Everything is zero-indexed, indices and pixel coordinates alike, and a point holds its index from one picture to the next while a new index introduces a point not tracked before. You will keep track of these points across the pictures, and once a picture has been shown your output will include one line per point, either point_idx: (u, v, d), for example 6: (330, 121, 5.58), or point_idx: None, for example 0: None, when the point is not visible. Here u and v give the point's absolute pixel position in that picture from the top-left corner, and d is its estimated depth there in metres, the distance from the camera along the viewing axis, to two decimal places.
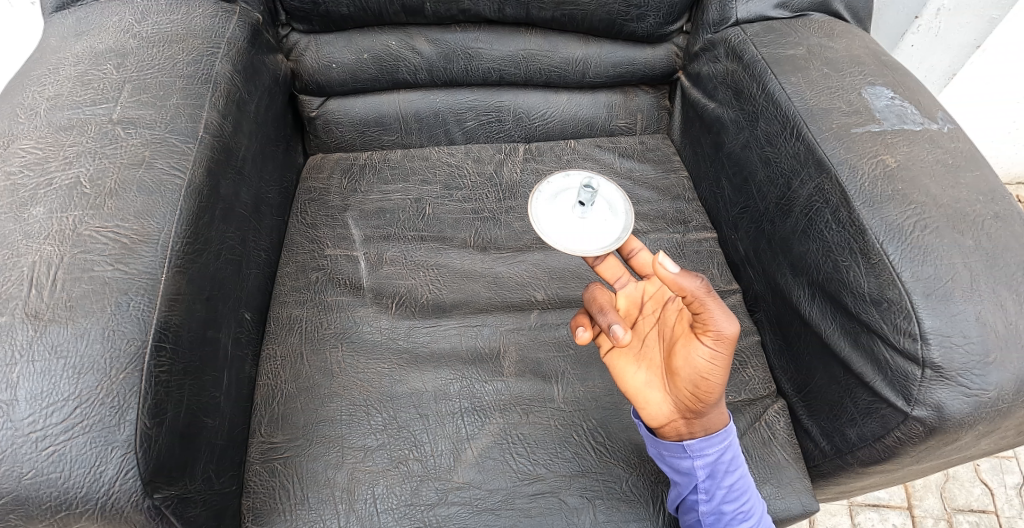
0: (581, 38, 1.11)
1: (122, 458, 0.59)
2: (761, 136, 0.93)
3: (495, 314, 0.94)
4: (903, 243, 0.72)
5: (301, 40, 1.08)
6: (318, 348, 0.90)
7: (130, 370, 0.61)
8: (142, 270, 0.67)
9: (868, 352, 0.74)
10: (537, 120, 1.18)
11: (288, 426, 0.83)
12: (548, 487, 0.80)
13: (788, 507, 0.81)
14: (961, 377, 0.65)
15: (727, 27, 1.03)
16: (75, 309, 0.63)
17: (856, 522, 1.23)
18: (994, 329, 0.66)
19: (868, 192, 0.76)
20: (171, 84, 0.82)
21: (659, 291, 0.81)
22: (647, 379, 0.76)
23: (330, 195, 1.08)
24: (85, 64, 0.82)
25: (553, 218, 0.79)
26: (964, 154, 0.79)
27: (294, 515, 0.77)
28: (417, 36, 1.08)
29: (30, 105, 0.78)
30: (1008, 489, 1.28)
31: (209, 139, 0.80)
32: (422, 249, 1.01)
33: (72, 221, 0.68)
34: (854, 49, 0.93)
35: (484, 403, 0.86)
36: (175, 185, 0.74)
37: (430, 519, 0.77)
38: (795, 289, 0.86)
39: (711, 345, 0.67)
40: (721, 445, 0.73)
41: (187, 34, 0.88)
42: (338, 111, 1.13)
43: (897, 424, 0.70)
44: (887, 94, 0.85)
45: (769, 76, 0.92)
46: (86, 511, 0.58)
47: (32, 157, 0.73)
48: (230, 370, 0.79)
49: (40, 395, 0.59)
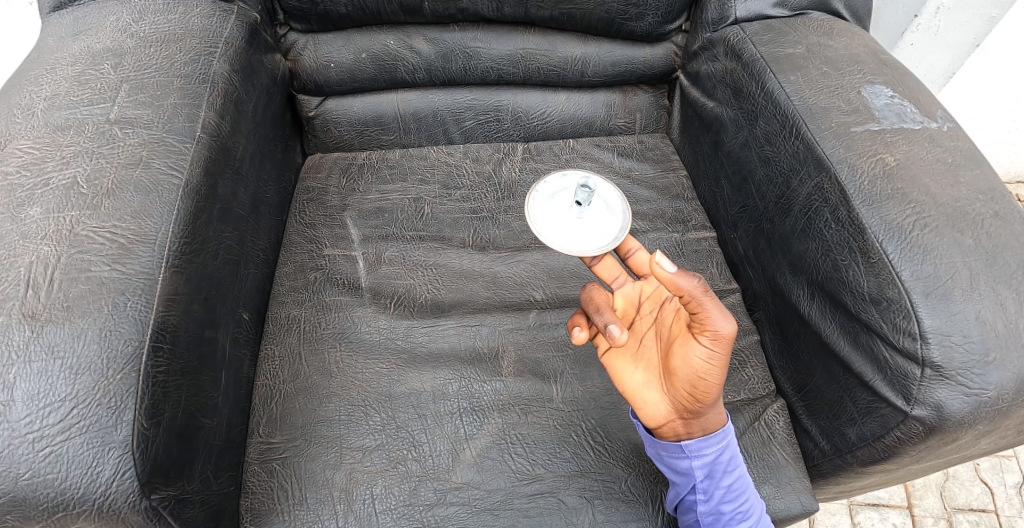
0: (580, 37, 1.11)
1: (119, 458, 0.59)
2: (760, 135, 0.92)
3: (493, 314, 0.94)
4: (902, 242, 0.71)
5: (299, 39, 1.07)
6: (317, 348, 0.90)
7: (128, 371, 0.61)
8: (139, 270, 0.66)
9: (867, 352, 0.74)
10: (535, 120, 1.18)
11: (286, 426, 0.83)
12: (547, 487, 0.79)
13: (788, 507, 0.81)
14: (960, 376, 0.65)
15: (725, 26, 1.02)
16: (72, 309, 0.63)
17: (856, 521, 1.23)
18: (994, 328, 0.66)
19: (868, 190, 0.76)
20: (169, 84, 0.82)
21: (656, 291, 0.81)
22: (644, 380, 0.76)
23: (329, 195, 1.08)
24: (83, 64, 0.82)
25: (550, 218, 0.79)
26: (964, 153, 0.79)
27: (292, 515, 0.77)
28: (416, 36, 1.08)
29: (27, 105, 0.78)
30: (1008, 488, 1.27)
31: (207, 138, 0.80)
32: (421, 248, 1.01)
33: (70, 221, 0.68)
34: (853, 47, 0.93)
35: (483, 403, 0.85)
36: (172, 184, 0.73)
37: (428, 519, 0.77)
38: (794, 289, 0.86)
39: (709, 345, 0.67)
40: (719, 445, 0.73)
41: (185, 34, 0.88)
42: (336, 110, 1.13)
43: (897, 424, 0.70)
44: (887, 93, 0.85)
45: (768, 75, 0.92)
46: (83, 512, 0.58)
47: (29, 157, 0.73)
48: (228, 370, 0.79)
49: (37, 396, 0.59)
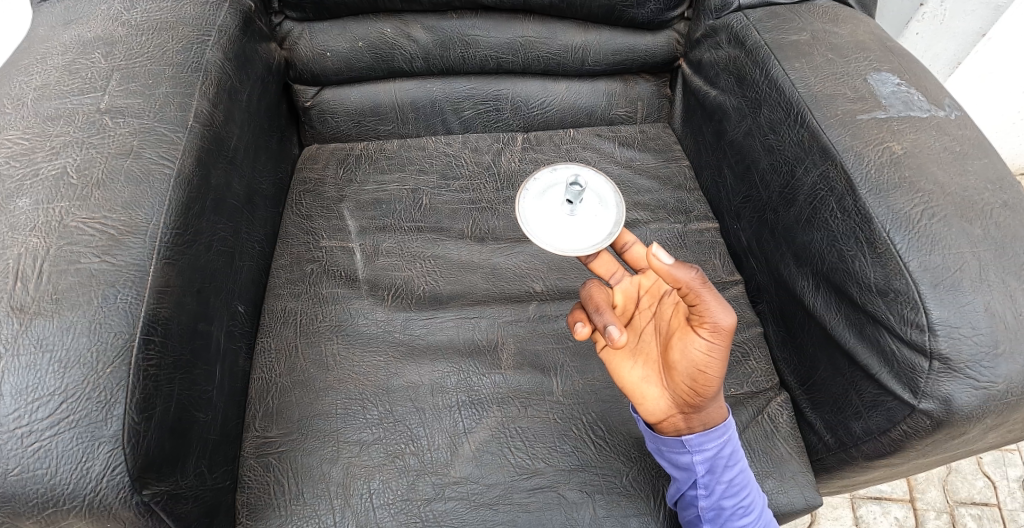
0: (581, 25, 1.09)
1: (110, 453, 0.57)
2: (764, 124, 0.91)
3: (493, 306, 0.92)
4: (909, 231, 0.70)
5: (294, 28, 1.06)
6: (313, 341, 0.88)
7: (118, 364, 0.60)
8: (130, 262, 0.65)
9: (873, 343, 0.72)
10: (535, 109, 1.16)
11: (282, 421, 0.82)
12: (547, 482, 0.78)
13: (791, 501, 0.79)
14: (969, 369, 0.64)
15: (728, 13, 1.00)
16: (61, 302, 0.61)
17: (858, 515, 1.22)
18: (1003, 320, 0.65)
19: (875, 179, 0.74)
20: (160, 72, 0.80)
21: (654, 285, 0.79)
22: (644, 375, 0.74)
23: (325, 187, 1.07)
24: (73, 53, 0.80)
25: (541, 218, 0.77)
26: (971, 141, 0.77)
27: (288, 511, 0.76)
28: (412, 24, 1.06)
29: (17, 95, 0.76)
30: (1010, 482, 1.26)
31: (200, 128, 0.78)
32: (419, 240, 1.00)
33: (58, 213, 0.66)
34: (859, 34, 0.91)
35: (482, 396, 0.84)
36: (163, 173, 0.72)
37: (426, 515, 0.76)
38: (798, 280, 0.85)
39: (708, 338, 0.65)
40: (720, 440, 0.72)
41: (177, 22, 0.86)
42: (334, 100, 1.12)
43: (904, 417, 0.68)
44: (894, 80, 0.83)
45: (773, 62, 0.90)
46: (73, 508, 0.57)
47: (19, 147, 0.71)
48: (223, 363, 0.78)
49: (25, 390, 0.57)
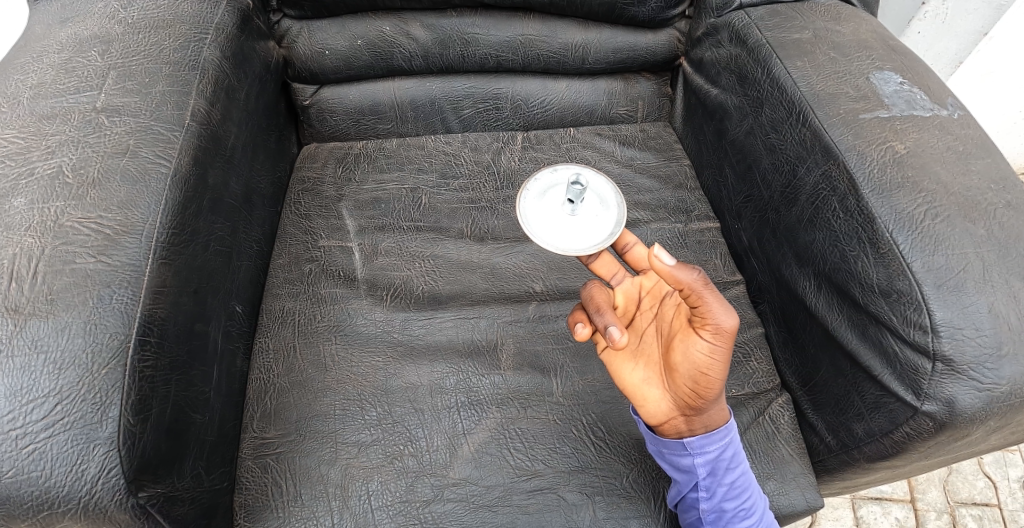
0: (581, 23, 1.08)
1: (105, 456, 0.57)
2: (766, 123, 0.90)
3: (492, 306, 0.92)
4: (913, 231, 0.69)
5: (292, 26, 1.05)
6: (312, 341, 0.88)
7: (113, 365, 0.59)
8: (125, 262, 0.64)
9: (875, 345, 0.72)
10: (535, 108, 1.15)
11: (280, 421, 0.81)
12: (547, 483, 0.78)
13: (792, 503, 0.79)
14: (972, 370, 0.63)
15: (729, 11, 0.99)
16: (56, 302, 0.61)
17: (858, 516, 1.22)
18: (1008, 322, 0.64)
19: (877, 179, 0.73)
20: (157, 71, 0.79)
21: (656, 286, 0.78)
22: (645, 377, 0.73)
23: (324, 186, 1.06)
24: (69, 51, 0.80)
25: (542, 218, 0.76)
26: (974, 141, 0.76)
27: (285, 512, 0.75)
28: (411, 22, 1.06)
29: (13, 93, 0.76)
30: (1011, 483, 1.25)
31: (197, 127, 0.78)
32: (418, 239, 0.99)
33: (53, 213, 0.66)
34: (861, 33, 0.90)
35: (481, 397, 0.84)
36: (160, 172, 0.71)
37: (424, 516, 0.75)
38: (800, 280, 0.84)
39: (711, 339, 0.65)
40: (721, 442, 0.71)
41: (174, 21, 0.85)
42: (332, 99, 1.11)
43: (907, 419, 0.68)
44: (896, 79, 0.83)
45: (775, 61, 0.89)
46: (68, 510, 0.56)
47: (14, 146, 0.70)
48: (220, 364, 0.77)
49: (19, 392, 0.57)
